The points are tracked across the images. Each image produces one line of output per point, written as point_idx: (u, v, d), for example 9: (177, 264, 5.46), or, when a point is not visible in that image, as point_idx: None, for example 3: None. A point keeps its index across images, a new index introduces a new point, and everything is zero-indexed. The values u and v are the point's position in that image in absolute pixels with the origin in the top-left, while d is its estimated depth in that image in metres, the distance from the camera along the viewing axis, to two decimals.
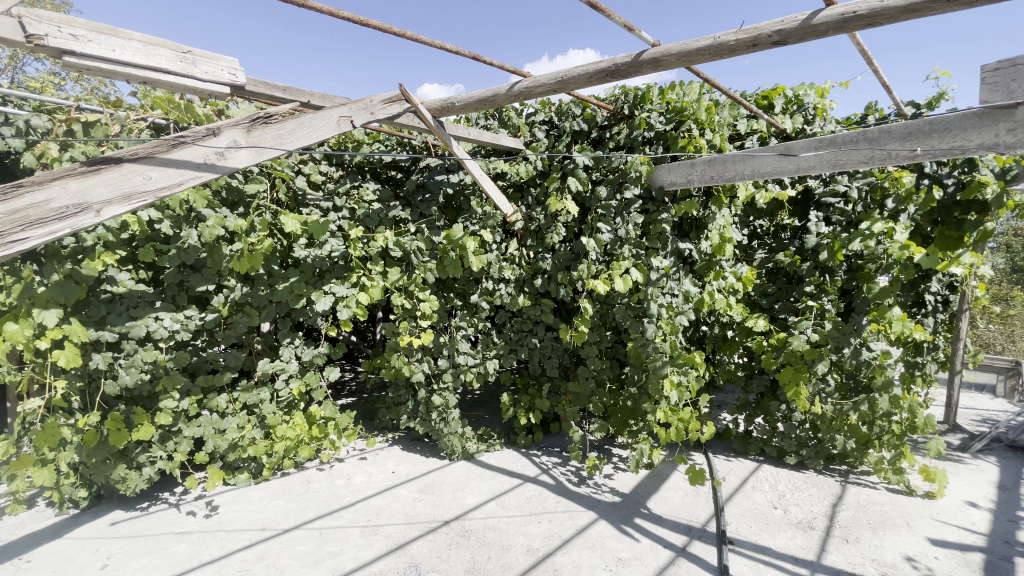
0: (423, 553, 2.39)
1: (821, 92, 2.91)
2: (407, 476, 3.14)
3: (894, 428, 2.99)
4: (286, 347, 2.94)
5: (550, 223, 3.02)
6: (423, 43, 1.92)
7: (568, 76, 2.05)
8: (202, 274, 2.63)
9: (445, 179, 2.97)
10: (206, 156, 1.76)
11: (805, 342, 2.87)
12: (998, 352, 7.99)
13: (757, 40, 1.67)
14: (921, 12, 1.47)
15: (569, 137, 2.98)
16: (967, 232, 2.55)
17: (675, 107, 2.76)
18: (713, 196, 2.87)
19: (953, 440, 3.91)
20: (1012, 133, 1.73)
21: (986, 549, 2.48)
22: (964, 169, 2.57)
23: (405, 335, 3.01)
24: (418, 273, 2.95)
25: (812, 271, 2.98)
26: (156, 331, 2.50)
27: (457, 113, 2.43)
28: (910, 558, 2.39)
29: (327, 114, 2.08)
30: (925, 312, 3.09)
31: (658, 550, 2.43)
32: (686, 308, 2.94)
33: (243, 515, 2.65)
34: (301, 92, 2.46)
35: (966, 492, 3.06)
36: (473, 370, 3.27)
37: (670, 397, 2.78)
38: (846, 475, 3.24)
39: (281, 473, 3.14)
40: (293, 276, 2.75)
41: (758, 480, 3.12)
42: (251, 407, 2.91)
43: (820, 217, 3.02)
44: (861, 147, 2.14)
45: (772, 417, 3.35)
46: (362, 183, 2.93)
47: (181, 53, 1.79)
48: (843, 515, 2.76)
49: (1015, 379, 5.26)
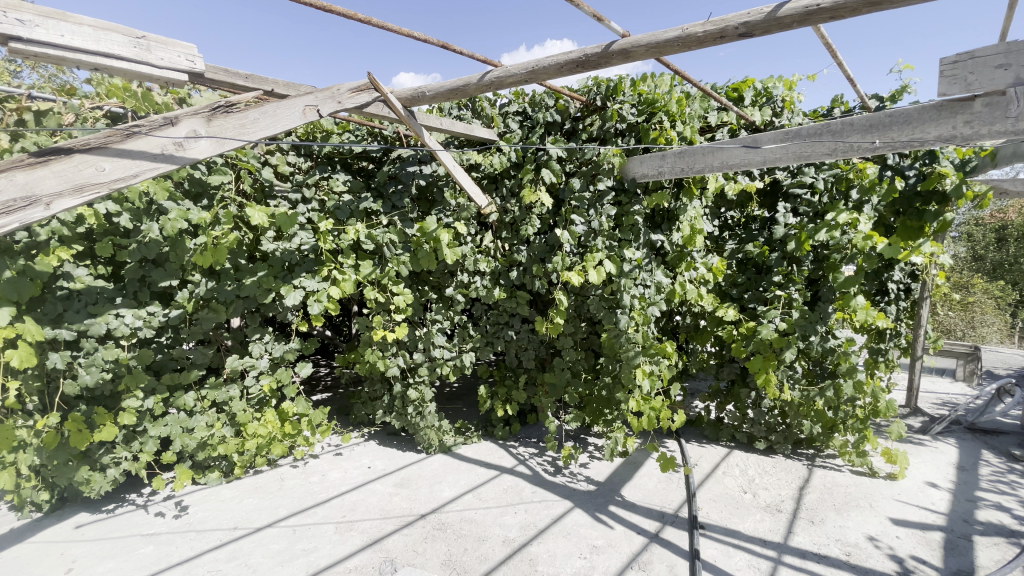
0: (399, 547, 2.39)
1: (789, 85, 2.95)
2: (383, 471, 3.12)
3: (858, 412, 3.07)
4: (256, 343, 2.88)
5: (525, 216, 3.02)
6: (390, 31, 1.87)
7: (539, 66, 2.03)
8: (164, 269, 2.54)
9: (418, 170, 2.93)
10: (165, 146, 1.70)
11: (774, 331, 2.94)
12: (959, 338, 8.28)
13: (724, 32, 1.68)
14: (883, 5, 1.50)
15: (542, 128, 2.97)
16: (928, 222, 2.66)
17: (646, 98, 2.78)
18: (683, 187, 2.91)
19: (914, 423, 4.06)
20: (969, 125, 1.76)
21: (945, 527, 2.59)
22: (925, 161, 2.67)
23: (378, 329, 2.98)
24: (391, 266, 2.91)
25: (780, 261, 3.04)
26: (117, 329, 2.41)
27: (427, 103, 2.39)
28: (873, 537, 2.48)
29: (292, 103, 2.02)
30: (887, 300, 3.19)
31: (632, 536, 2.47)
32: (658, 298, 2.97)
33: (214, 515, 2.60)
34: (264, 80, 2.40)
35: (926, 473, 3.19)
36: (449, 363, 3.24)
37: (643, 386, 2.82)
38: (813, 458, 3.34)
39: (253, 470, 3.08)
40: (261, 270, 2.69)
41: (728, 465, 3.19)
42: (220, 405, 2.85)
43: (788, 209, 3.09)
44: (824, 139, 2.16)
45: (742, 404, 3.43)
46: (332, 174, 2.85)
47: (134, 39, 1.70)
48: (810, 497, 2.85)
49: (974, 364, 5.48)
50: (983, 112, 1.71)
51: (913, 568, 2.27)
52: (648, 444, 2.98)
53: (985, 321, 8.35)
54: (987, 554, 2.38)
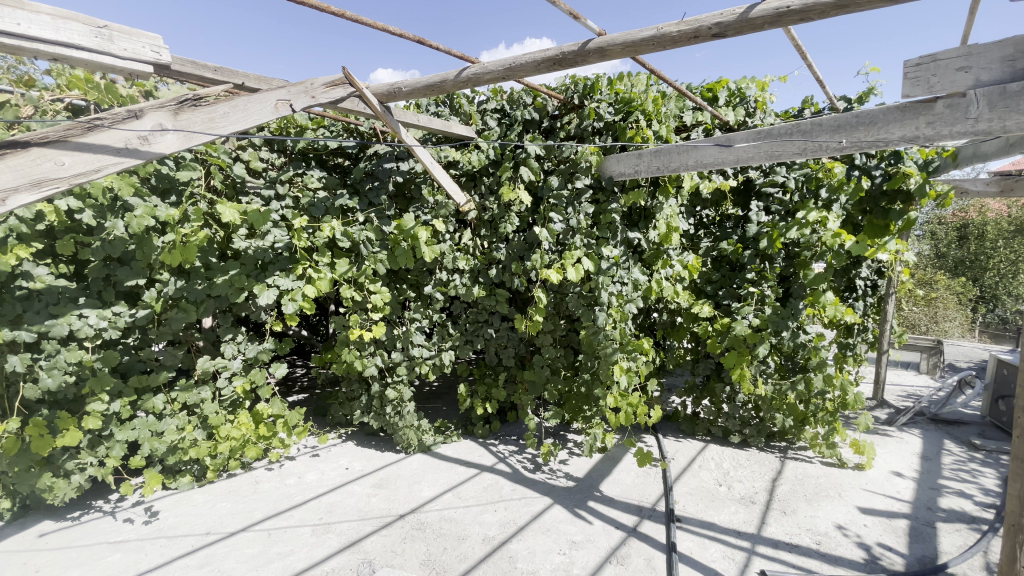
0: (377, 548, 2.36)
1: (761, 86, 3.01)
2: (361, 472, 3.08)
3: (828, 405, 3.18)
4: (228, 344, 2.82)
5: (503, 213, 3.03)
6: (364, 25, 1.85)
7: (516, 63, 2.03)
8: (131, 268, 2.46)
9: (395, 167, 2.89)
10: (128, 140, 1.64)
11: (747, 327, 3.04)
12: (922, 333, 8.58)
13: (698, 31, 1.70)
14: (849, 8, 1.54)
15: (520, 127, 2.98)
16: (893, 220, 2.76)
17: (623, 97, 2.80)
18: (660, 185, 2.95)
19: (881, 415, 4.20)
20: (931, 126, 1.81)
21: (910, 515, 2.68)
22: (891, 162, 2.77)
23: (355, 328, 2.94)
24: (368, 264, 2.86)
25: (753, 258, 3.12)
26: (81, 330, 2.33)
27: (404, 99, 2.35)
28: (841, 526, 2.56)
29: (263, 97, 1.97)
30: (855, 296, 3.28)
31: (610, 531, 2.49)
32: (635, 296, 3.01)
33: (186, 520, 2.53)
34: (234, 73, 2.36)
35: (892, 463, 3.30)
36: (429, 362, 3.22)
37: (620, 382, 2.85)
38: (785, 451, 3.42)
39: (226, 474, 3.01)
40: (232, 269, 2.64)
41: (704, 459, 3.25)
42: (191, 408, 2.78)
43: (761, 207, 3.16)
44: (795, 138, 2.19)
45: (717, 398, 3.49)
46: (306, 170, 2.81)
47: (95, 28, 1.64)
48: (782, 488, 2.92)
49: (937, 357, 5.69)
50: (945, 113, 1.77)
51: (879, 555, 2.35)
52: (627, 439, 3.03)
53: (947, 315, 8.70)
54: (949, 540, 2.47)
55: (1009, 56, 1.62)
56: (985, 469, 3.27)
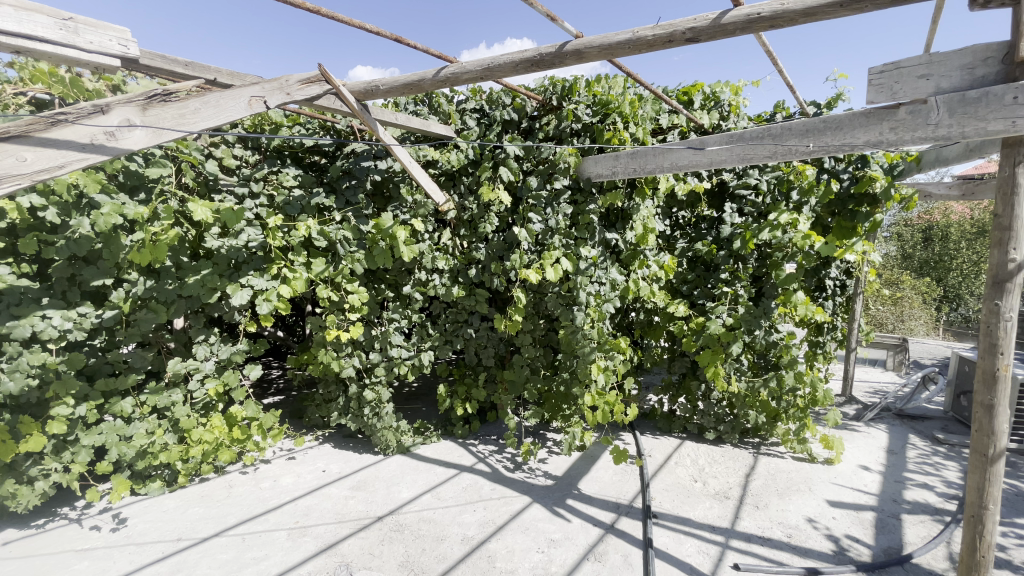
0: (355, 551, 2.34)
1: (735, 90, 3.08)
2: (339, 474, 3.05)
3: (799, 402, 3.26)
4: (200, 345, 2.76)
5: (483, 213, 3.03)
6: (341, 22, 1.84)
7: (494, 64, 2.04)
8: (97, 267, 2.39)
9: (373, 165, 2.86)
10: (94, 135, 1.60)
11: (722, 326, 3.07)
12: (889, 331, 8.88)
13: (672, 36, 1.74)
14: (818, 16, 1.59)
15: (499, 127, 2.98)
16: (860, 223, 2.84)
17: (601, 99, 2.84)
18: (636, 187, 3.00)
19: (850, 411, 4.33)
20: (894, 131, 1.87)
21: (877, 507, 2.78)
22: (858, 165, 2.87)
23: (332, 328, 2.91)
24: (345, 263, 2.83)
25: (727, 259, 3.20)
26: (44, 331, 2.25)
27: (382, 97, 2.34)
28: (812, 519, 2.64)
29: (236, 93, 1.93)
30: (825, 296, 3.38)
31: (588, 528, 2.52)
32: (612, 295, 3.05)
33: (156, 527, 2.47)
34: (206, 69, 2.33)
35: (860, 457, 3.41)
36: (407, 363, 3.19)
37: (598, 380, 2.89)
38: (758, 447, 3.50)
39: (199, 479, 2.94)
40: (204, 269, 2.59)
41: (680, 455, 3.31)
42: (162, 411, 2.71)
43: (734, 209, 3.23)
44: (765, 142, 2.26)
45: (693, 396, 3.56)
46: (282, 168, 2.77)
47: (60, 20, 1.60)
48: (755, 483, 2.99)
49: (903, 354, 5.90)
50: (907, 119, 1.82)
51: (847, 546, 2.43)
52: (604, 437, 3.05)
53: (913, 314, 9.02)
54: (913, 531, 2.56)
55: (969, 63, 1.71)
56: (947, 462, 3.40)
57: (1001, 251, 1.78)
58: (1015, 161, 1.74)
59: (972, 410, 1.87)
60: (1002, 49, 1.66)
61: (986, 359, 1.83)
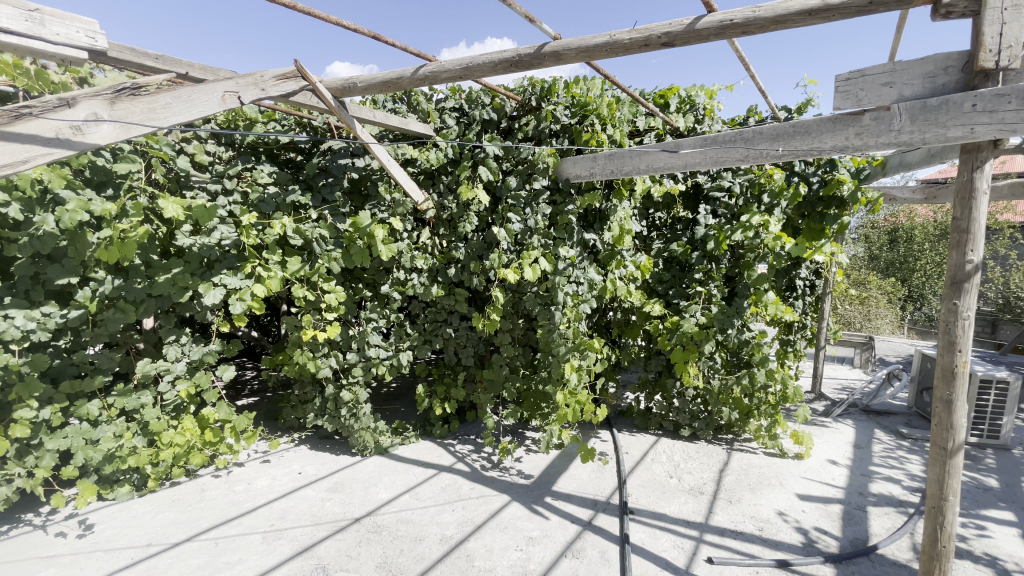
0: (332, 553, 2.31)
1: (710, 94, 3.14)
2: (315, 476, 3.01)
3: (770, 399, 3.36)
4: (171, 346, 2.69)
5: (462, 213, 3.03)
6: (318, 18, 1.83)
7: (473, 63, 2.05)
8: (62, 265, 2.32)
9: (350, 163, 2.83)
10: (59, 130, 1.56)
11: (695, 324, 3.17)
12: (857, 329, 9.18)
13: (648, 40, 1.77)
14: (787, 24, 1.65)
15: (478, 126, 2.98)
16: (828, 225, 2.96)
17: (579, 101, 2.88)
18: (614, 189, 3.05)
19: (819, 407, 4.47)
20: (859, 137, 1.94)
21: (844, 500, 2.88)
22: (826, 169, 2.98)
23: (308, 328, 2.87)
24: (321, 262, 2.80)
25: (701, 259, 3.28)
26: (5, 332, 2.16)
27: (360, 94, 2.32)
28: (782, 512, 2.72)
29: (209, 88, 1.90)
30: (795, 295, 3.48)
31: (566, 525, 2.54)
32: (589, 296, 3.08)
33: (125, 532, 2.40)
34: (177, 62, 2.29)
35: (828, 451, 3.53)
36: (386, 363, 3.16)
37: (571, 380, 2.92)
38: (732, 443, 3.59)
39: (170, 482, 2.87)
40: (175, 267, 2.54)
41: (656, 452, 3.37)
42: (130, 414, 2.63)
43: (708, 210, 3.31)
44: (737, 146, 2.32)
45: (668, 393, 3.62)
46: (256, 165, 2.72)
47: (26, 11, 1.55)
48: (728, 479, 3.07)
49: (869, 352, 6.11)
50: (871, 125, 1.90)
51: (815, 538, 2.51)
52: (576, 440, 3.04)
53: (879, 313, 9.36)
54: (878, 522, 2.66)
55: (930, 72, 1.79)
56: (910, 456, 3.54)
57: (960, 253, 1.86)
58: (973, 166, 1.83)
59: (933, 405, 1.95)
60: (961, 59, 1.75)
61: (945, 355, 1.91)
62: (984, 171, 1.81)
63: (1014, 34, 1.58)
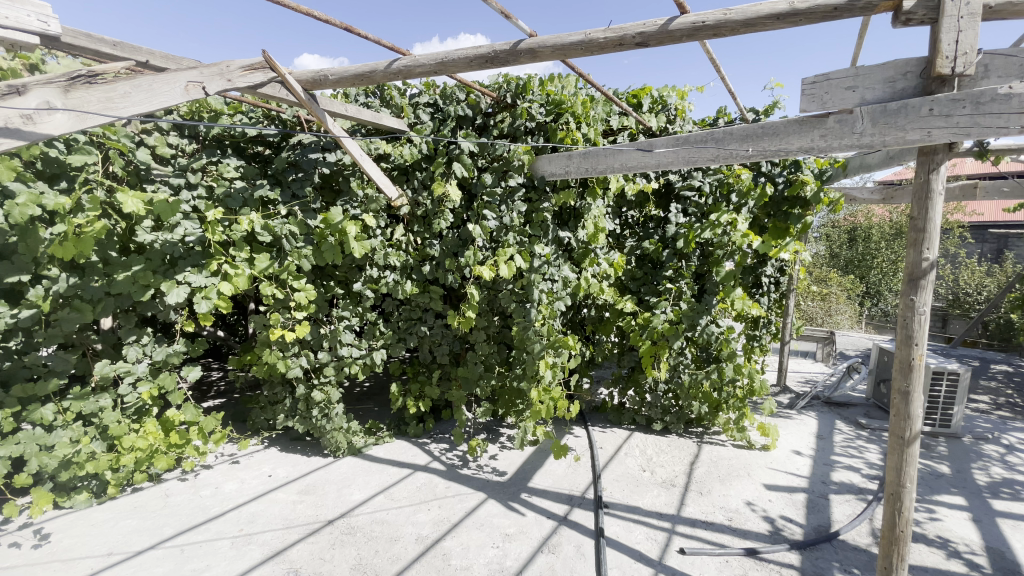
0: (304, 556, 2.27)
1: (681, 94, 3.20)
2: (286, 478, 2.94)
3: (738, 393, 3.45)
4: (131, 346, 2.58)
5: (437, 209, 2.99)
6: (289, 8, 1.78)
7: (448, 58, 2.03)
8: (12, 262, 2.19)
9: (321, 158, 2.76)
10: (9, 118, 1.53)
11: (665, 321, 3.21)
12: (818, 325, 9.54)
13: (623, 39, 1.79)
14: (756, 28, 1.69)
15: (453, 122, 2.95)
16: (792, 224, 3.07)
17: (554, 99, 2.89)
18: (588, 187, 3.07)
19: (784, 400, 4.63)
20: (824, 139, 2.02)
21: (808, 489, 2.99)
22: (792, 170, 3.06)
23: (276, 328, 2.79)
24: (291, 260, 2.73)
25: (671, 257, 3.35)
26: None
27: (332, 88, 2.27)
28: (750, 502, 2.80)
29: (171, 78, 1.83)
30: (760, 292, 3.58)
31: (542, 521, 2.56)
32: (564, 293, 3.12)
33: (84, 541, 2.29)
34: (136, 50, 2.16)
35: (793, 442, 3.66)
36: (359, 362, 3.11)
37: (545, 377, 2.93)
38: (702, 436, 3.67)
39: (131, 488, 2.76)
40: (136, 265, 2.44)
41: (629, 446, 3.43)
42: (88, 418, 2.51)
43: (679, 209, 3.36)
44: (708, 146, 2.36)
45: (641, 388, 3.68)
46: (222, 159, 2.63)
47: None
48: (699, 471, 3.14)
49: (829, 346, 6.36)
50: (835, 128, 1.97)
51: (782, 526, 2.60)
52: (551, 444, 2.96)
53: (839, 309, 9.74)
54: (840, 509, 2.77)
55: (890, 77, 1.86)
56: (869, 445, 3.70)
57: (917, 251, 1.95)
58: (929, 168, 1.91)
59: (891, 397, 2.04)
60: (919, 65, 1.82)
61: (903, 349, 1.99)
62: (938, 172, 1.89)
63: (969, 42, 1.65)
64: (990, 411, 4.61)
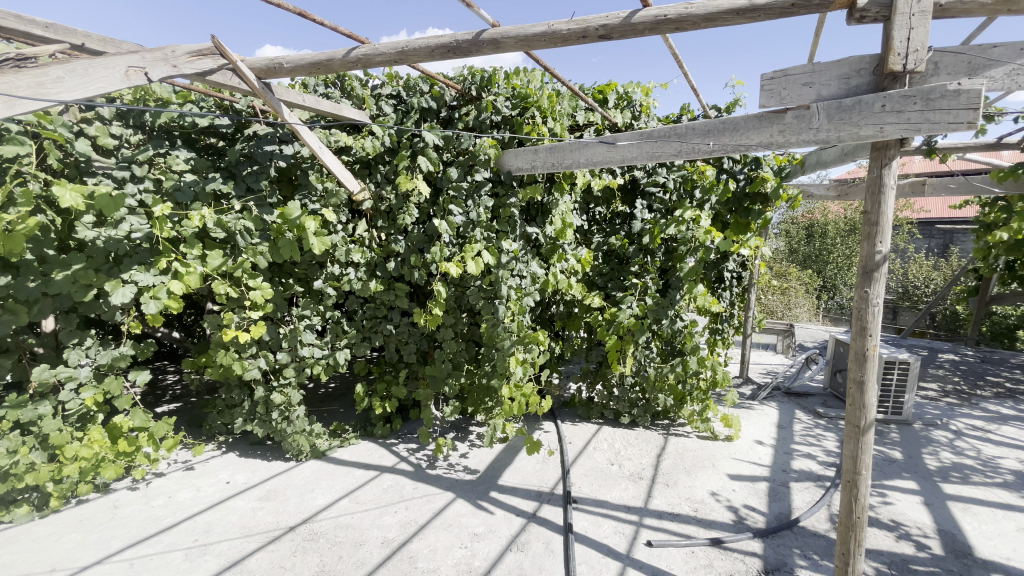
0: (264, 566, 2.17)
1: (646, 91, 3.21)
2: (245, 485, 2.81)
3: (701, 384, 3.53)
4: (73, 349, 2.42)
5: (401, 204, 2.91)
6: None
7: (408, 48, 1.97)
8: None
9: (277, 150, 2.64)
10: None
11: (631, 316, 3.28)
12: (779, 318, 9.90)
13: (585, 32, 1.76)
14: (716, 22, 1.70)
15: (417, 114, 2.89)
16: (753, 220, 3.15)
17: (520, 93, 2.86)
18: (555, 182, 3.05)
19: (746, 392, 4.76)
20: (782, 134, 2.05)
21: (770, 477, 3.07)
22: (752, 167, 3.09)
23: (229, 328, 2.66)
24: (245, 256, 2.60)
25: (637, 253, 3.35)
26: None
27: (287, 76, 2.16)
28: (715, 493, 2.86)
29: (110, 62, 1.73)
30: (723, 286, 3.64)
31: (511, 519, 2.53)
32: (533, 289, 3.09)
33: (23, 558, 2.13)
34: (70, 31, 1.98)
35: (755, 433, 3.75)
36: (321, 363, 3.00)
37: (516, 373, 2.91)
38: (668, 428, 3.72)
39: (76, 500, 2.59)
40: (76, 263, 2.29)
41: (598, 440, 3.44)
42: (26, 427, 2.34)
43: (644, 205, 3.36)
44: (672, 141, 2.36)
45: (608, 382, 3.70)
46: (170, 150, 2.48)
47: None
48: (666, 463, 3.18)
49: (789, 339, 6.60)
50: (793, 123, 2.01)
51: (745, 515, 2.65)
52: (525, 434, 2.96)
53: (797, 303, 10.14)
54: (800, 496, 2.86)
55: (845, 74, 1.91)
56: (826, 434, 3.83)
57: (870, 244, 2.00)
58: (882, 163, 1.96)
59: (848, 386, 2.09)
60: (872, 62, 1.87)
61: (859, 340, 2.05)
62: (891, 167, 1.95)
63: (919, 39, 1.70)
64: (938, 399, 4.85)
